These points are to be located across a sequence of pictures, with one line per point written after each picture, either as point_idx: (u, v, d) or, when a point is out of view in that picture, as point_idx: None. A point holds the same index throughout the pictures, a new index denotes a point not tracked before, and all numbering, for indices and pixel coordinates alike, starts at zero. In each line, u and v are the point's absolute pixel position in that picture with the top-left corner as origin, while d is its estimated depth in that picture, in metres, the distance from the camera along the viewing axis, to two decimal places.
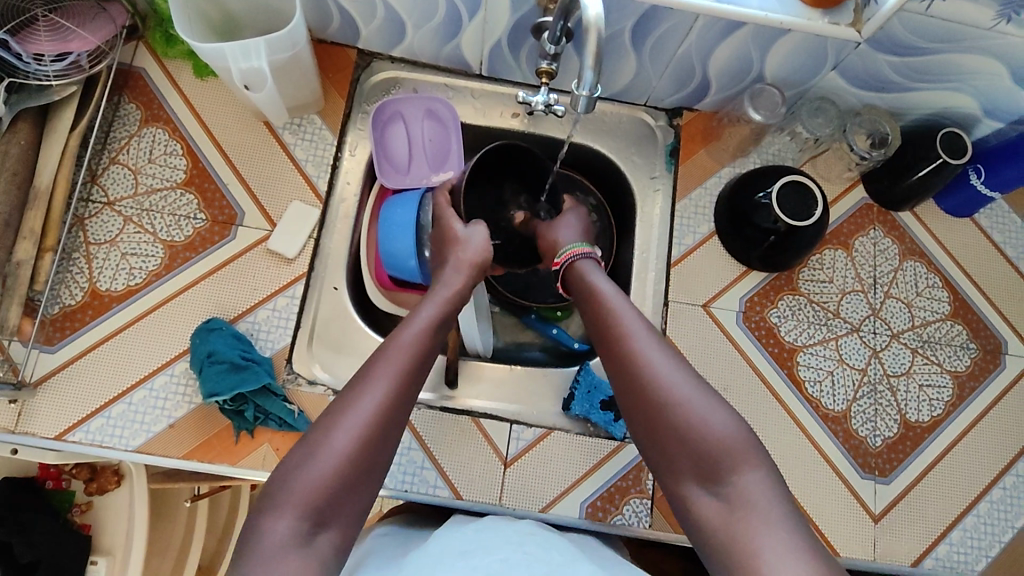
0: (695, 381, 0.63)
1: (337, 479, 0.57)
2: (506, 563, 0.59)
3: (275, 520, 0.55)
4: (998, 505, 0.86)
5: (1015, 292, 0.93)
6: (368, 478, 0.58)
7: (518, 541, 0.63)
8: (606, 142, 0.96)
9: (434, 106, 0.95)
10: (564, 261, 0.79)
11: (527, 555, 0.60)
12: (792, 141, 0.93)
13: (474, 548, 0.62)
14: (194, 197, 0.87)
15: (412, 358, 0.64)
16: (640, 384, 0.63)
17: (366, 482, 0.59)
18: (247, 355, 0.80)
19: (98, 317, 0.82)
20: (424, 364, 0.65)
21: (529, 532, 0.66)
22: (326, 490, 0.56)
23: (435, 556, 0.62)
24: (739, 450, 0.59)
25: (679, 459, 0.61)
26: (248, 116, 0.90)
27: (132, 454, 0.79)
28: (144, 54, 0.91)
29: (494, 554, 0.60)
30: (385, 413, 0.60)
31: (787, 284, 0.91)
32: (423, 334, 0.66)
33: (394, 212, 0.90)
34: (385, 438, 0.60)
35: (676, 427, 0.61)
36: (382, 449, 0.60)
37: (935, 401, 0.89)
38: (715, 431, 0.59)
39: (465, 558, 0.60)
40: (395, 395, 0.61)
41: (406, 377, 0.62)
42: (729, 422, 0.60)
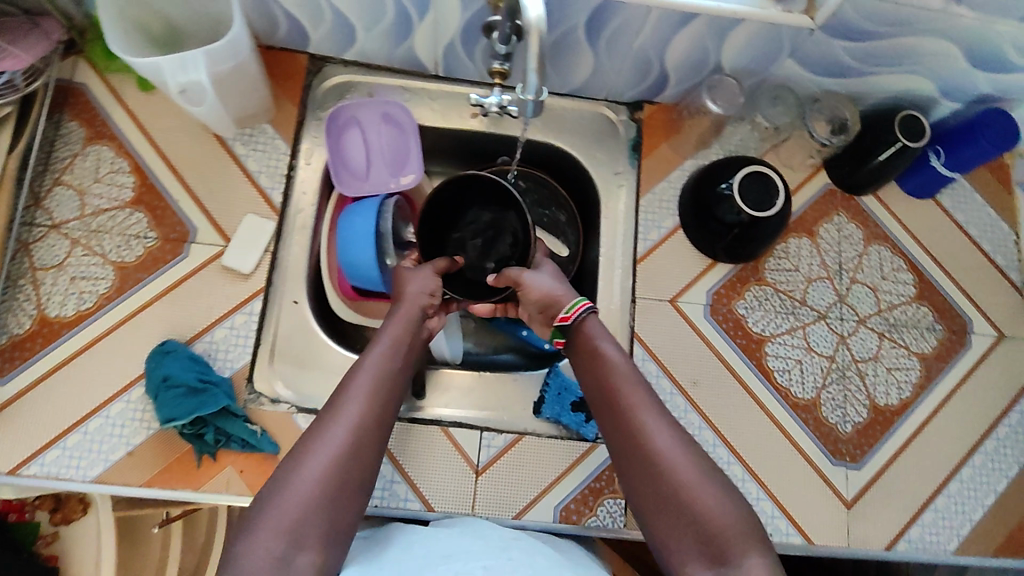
0: (695, 454, 0.62)
1: (318, 498, 0.58)
2: (489, 569, 0.59)
3: (252, 540, 0.55)
4: (968, 484, 0.87)
5: (977, 272, 0.94)
6: (347, 498, 0.59)
7: (503, 548, 0.65)
8: (568, 139, 0.95)
9: (390, 110, 0.92)
10: (571, 318, 0.74)
11: (511, 560, 0.62)
12: (753, 131, 0.92)
13: (456, 552, 0.63)
14: (143, 215, 0.84)
15: (386, 377, 0.67)
16: (638, 452, 0.63)
17: (345, 506, 0.59)
18: (204, 378, 0.78)
19: (48, 346, 0.80)
20: (396, 382, 0.68)
21: (513, 537, 0.68)
22: (305, 508, 0.57)
23: (417, 560, 0.62)
24: (735, 528, 0.58)
25: (672, 531, 0.60)
26: (197, 128, 0.87)
27: (91, 485, 0.76)
28: (83, 68, 0.87)
29: (477, 561, 0.60)
30: (363, 432, 0.62)
31: (753, 275, 0.90)
32: (392, 353, 0.70)
33: (352, 220, 0.88)
34: (365, 457, 0.61)
35: (674, 500, 0.60)
36: (363, 469, 0.61)
37: (903, 384, 0.89)
38: (711, 508, 0.59)
39: (447, 562, 0.61)
40: (372, 413, 0.64)
41: (381, 397, 0.65)
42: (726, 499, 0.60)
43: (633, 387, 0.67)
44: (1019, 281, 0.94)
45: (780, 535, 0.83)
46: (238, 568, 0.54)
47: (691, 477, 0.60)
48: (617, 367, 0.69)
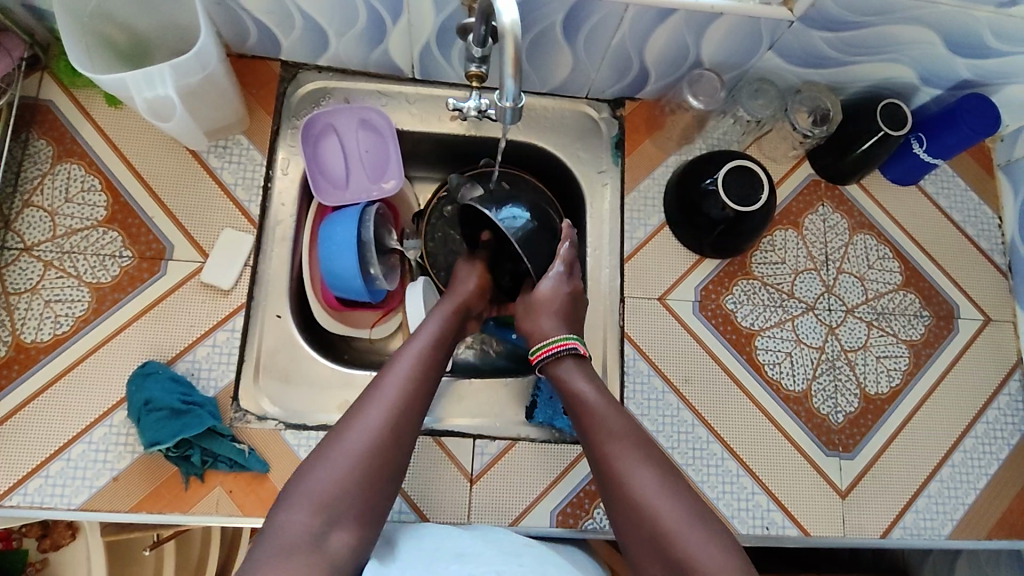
0: (680, 496, 0.65)
1: (354, 479, 0.62)
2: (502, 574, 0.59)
3: (292, 514, 0.60)
4: (960, 468, 0.87)
5: (962, 257, 0.94)
6: (381, 483, 0.64)
7: (513, 554, 0.64)
8: (550, 138, 0.94)
9: (367, 116, 0.90)
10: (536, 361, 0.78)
11: (523, 566, 0.61)
12: (735, 125, 0.91)
13: (470, 553, 0.63)
14: (118, 234, 0.82)
15: (424, 366, 0.72)
16: (626, 496, 0.66)
17: (379, 489, 0.63)
18: (187, 399, 0.76)
19: (25, 372, 0.77)
20: (435, 368, 0.73)
21: (527, 543, 0.67)
22: (340, 490, 0.61)
23: (432, 553, 0.64)
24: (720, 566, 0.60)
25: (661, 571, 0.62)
26: (170, 142, 0.85)
27: (76, 513, 0.75)
28: (49, 85, 0.85)
29: (491, 565, 0.60)
30: (403, 414, 0.67)
31: (741, 269, 0.89)
32: (434, 345, 0.75)
33: (334, 230, 0.86)
34: (400, 440, 0.66)
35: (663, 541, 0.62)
36: (401, 448, 0.66)
37: (892, 371, 0.89)
38: (696, 548, 0.61)
39: (460, 562, 0.62)
40: (409, 401, 0.68)
41: (418, 388, 0.70)
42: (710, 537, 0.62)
43: (619, 430, 0.70)
44: (1003, 264, 0.94)
45: (776, 528, 0.83)
46: (276, 539, 0.59)
47: (676, 519, 0.63)
48: (599, 410, 0.71)
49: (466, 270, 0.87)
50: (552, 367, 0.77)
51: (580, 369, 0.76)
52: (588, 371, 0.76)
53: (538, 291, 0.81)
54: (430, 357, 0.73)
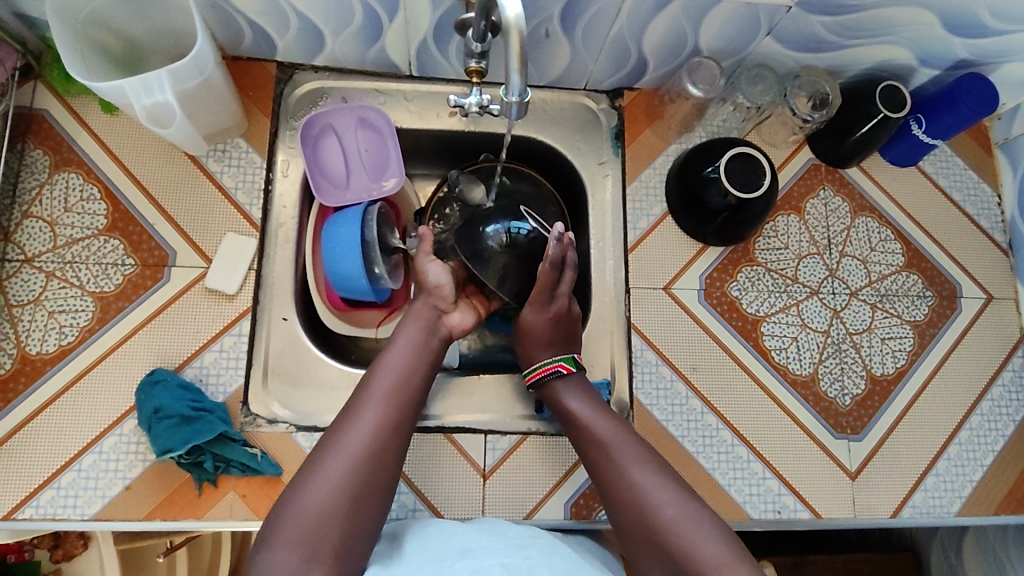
0: (677, 496, 0.67)
1: (332, 506, 0.62)
2: (507, 567, 0.60)
3: (274, 548, 0.60)
4: (967, 446, 0.88)
5: (962, 237, 0.94)
6: (361, 507, 0.64)
7: (519, 546, 0.64)
8: (551, 132, 0.93)
9: (365, 114, 0.89)
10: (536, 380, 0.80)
11: (529, 559, 0.62)
12: (735, 111, 0.91)
13: (475, 548, 0.63)
14: (120, 242, 0.81)
15: (395, 385, 0.72)
16: (624, 505, 0.68)
17: (362, 513, 0.63)
18: (197, 405, 0.76)
19: (31, 384, 0.77)
20: (411, 386, 0.73)
21: (531, 535, 0.68)
22: (321, 518, 0.61)
23: (437, 553, 0.64)
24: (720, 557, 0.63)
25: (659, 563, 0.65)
26: (168, 148, 0.84)
27: (90, 523, 0.75)
28: (43, 93, 0.84)
29: (496, 559, 0.61)
30: (379, 437, 0.67)
31: (744, 256, 0.90)
32: (408, 361, 0.75)
33: (336, 231, 0.85)
34: (378, 462, 0.66)
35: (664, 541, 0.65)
36: (378, 469, 0.66)
37: (898, 352, 0.90)
38: (695, 545, 0.63)
39: (465, 558, 0.62)
40: (387, 421, 0.69)
41: (396, 406, 0.70)
42: (709, 533, 0.64)
43: (610, 442, 0.72)
44: (1003, 242, 0.95)
45: (788, 512, 0.83)
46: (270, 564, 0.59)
47: (675, 520, 0.65)
48: (582, 418, 0.76)
49: (428, 265, 0.81)
50: (544, 388, 0.80)
51: (567, 389, 0.79)
52: (577, 388, 0.79)
53: (522, 321, 0.84)
54: (403, 373, 0.73)
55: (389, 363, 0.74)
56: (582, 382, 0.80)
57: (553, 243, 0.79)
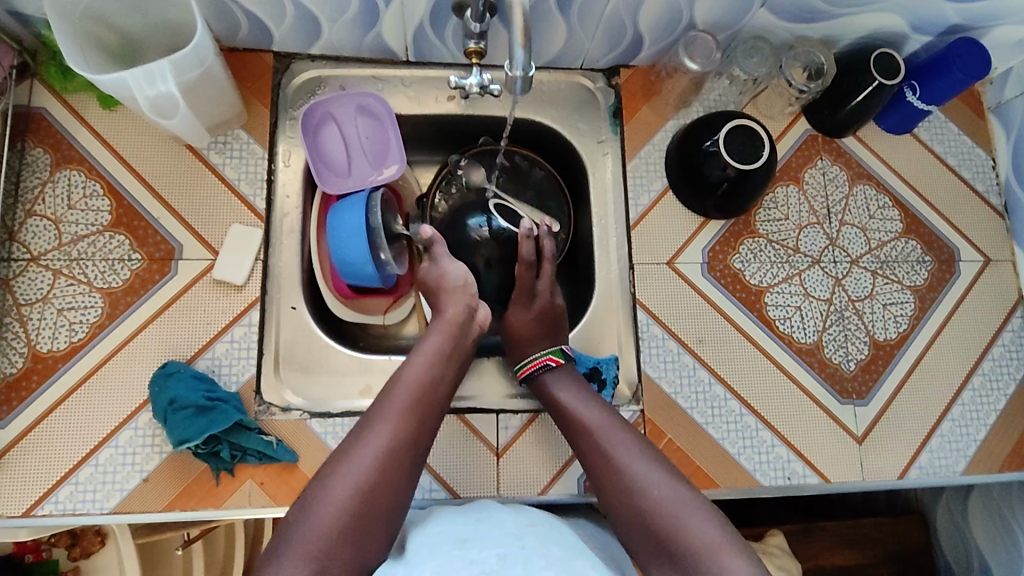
0: (670, 480, 0.68)
1: (342, 521, 0.61)
2: (503, 558, 0.59)
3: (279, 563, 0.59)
4: (970, 407, 0.89)
5: (959, 201, 0.96)
6: (371, 521, 0.62)
7: (517, 537, 0.64)
8: (549, 113, 0.94)
9: (364, 102, 0.89)
10: (530, 373, 0.80)
11: (525, 549, 0.61)
12: (731, 85, 0.92)
13: (473, 537, 0.63)
14: (125, 237, 0.81)
15: (418, 398, 0.70)
16: (617, 493, 0.68)
17: (368, 526, 0.62)
18: (212, 395, 0.77)
19: (44, 382, 0.77)
20: (427, 396, 0.71)
21: (528, 523, 0.67)
22: (329, 532, 0.60)
23: (436, 540, 0.64)
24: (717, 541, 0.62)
25: (658, 551, 0.64)
26: (169, 141, 0.84)
27: (110, 516, 0.75)
28: (41, 92, 0.83)
29: (492, 549, 0.60)
30: (388, 450, 0.66)
31: (746, 228, 0.91)
32: (434, 374, 0.73)
33: (341, 218, 0.86)
34: (392, 476, 0.65)
35: (659, 527, 0.65)
36: (391, 483, 0.64)
37: (900, 317, 0.91)
38: (692, 535, 0.63)
39: (462, 547, 0.62)
40: (399, 434, 0.67)
41: (410, 419, 0.68)
42: (704, 519, 0.64)
43: (601, 432, 0.72)
44: (999, 205, 0.96)
45: (797, 478, 0.85)
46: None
47: (669, 505, 0.65)
48: (575, 411, 0.76)
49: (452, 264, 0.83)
50: (533, 383, 0.81)
51: (556, 380, 0.79)
52: (567, 379, 0.79)
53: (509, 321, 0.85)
54: (426, 386, 0.71)
55: (410, 374, 0.72)
56: (570, 372, 0.80)
57: (527, 241, 0.82)
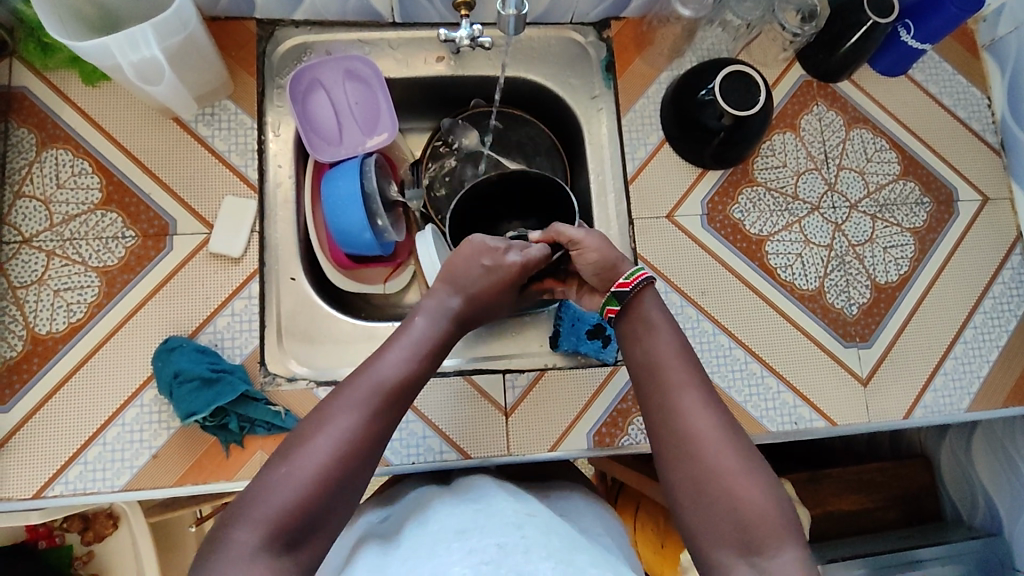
0: (727, 434, 0.59)
1: (320, 490, 0.54)
2: (504, 547, 0.54)
3: (247, 532, 0.51)
4: (972, 344, 0.90)
5: (956, 141, 0.95)
6: (351, 489, 0.55)
7: (516, 526, 0.57)
8: (541, 70, 0.93)
9: (352, 66, 0.88)
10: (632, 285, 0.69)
11: (525, 538, 0.55)
12: (724, 32, 0.91)
13: (472, 527, 0.58)
14: (117, 215, 0.80)
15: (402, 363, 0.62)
16: (666, 449, 0.60)
17: (343, 494, 0.55)
18: (215, 367, 0.76)
19: (46, 364, 0.76)
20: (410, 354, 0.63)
21: (528, 513, 0.61)
22: (308, 502, 0.53)
23: (433, 535, 0.59)
24: (774, 521, 0.55)
25: (698, 502, 0.57)
26: (155, 115, 0.82)
27: (121, 494, 0.75)
28: (20, 70, 0.82)
29: (492, 537, 0.55)
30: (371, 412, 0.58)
31: (744, 178, 0.90)
32: (420, 338, 0.65)
33: (336, 185, 0.85)
34: (375, 443, 0.58)
35: (706, 496, 0.56)
36: (370, 447, 0.57)
37: (900, 259, 0.91)
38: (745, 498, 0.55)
39: (461, 539, 0.57)
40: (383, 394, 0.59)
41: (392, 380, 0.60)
42: (762, 487, 0.56)
43: (661, 366, 0.64)
44: (995, 142, 0.96)
45: (804, 422, 0.86)
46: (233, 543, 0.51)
47: (728, 473, 0.57)
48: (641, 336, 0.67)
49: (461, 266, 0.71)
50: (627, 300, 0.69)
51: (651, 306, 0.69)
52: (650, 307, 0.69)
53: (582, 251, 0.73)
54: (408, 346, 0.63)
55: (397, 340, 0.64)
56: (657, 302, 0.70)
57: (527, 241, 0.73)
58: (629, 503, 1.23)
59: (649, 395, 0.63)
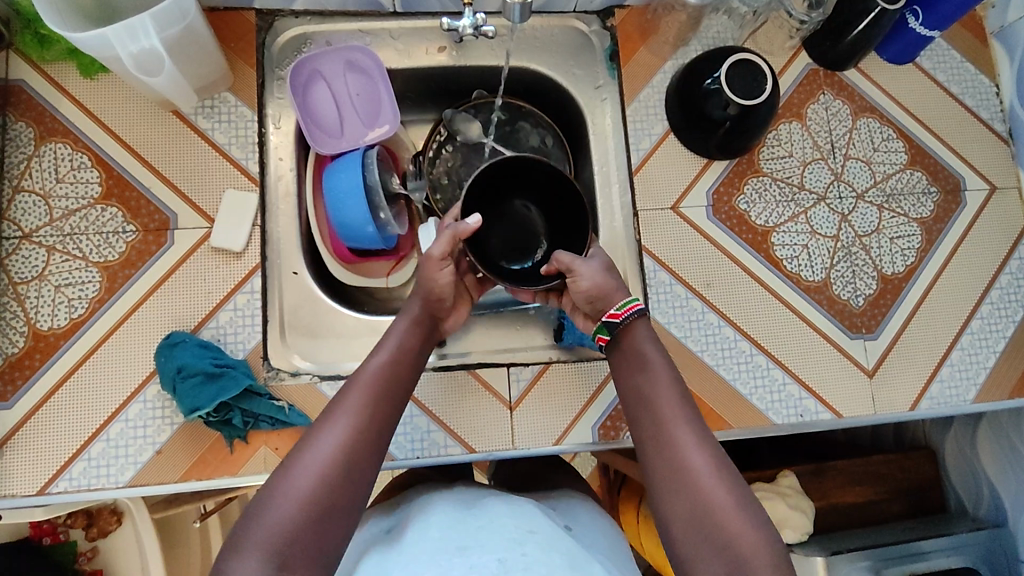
0: (719, 463, 0.59)
1: (307, 516, 0.55)
2: (503, 563, 0.55)
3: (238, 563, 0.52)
4: (979, 335, 0.89)
5: (964, 129, 0.94)
6: (340, 514, 0.56)
7: (517, 542, 0.59)
8: (544, 59, 0.92)
9: (353, 57, 0.87)
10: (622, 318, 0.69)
11: (525, 556, 0.57)
12: (730, 20, 0.90)
13: (473, 543, 0.58)
14: (117, 209, 0.79)
15: (383, 390, 0.64)
16: (657, 479, 0.60)
17: (332, 524, 0.56)
18: (219, 362, 0.76)
19: (48, 360, 0.76)
20: (394, 384, 0.65)
21: (529, 530, 0.61)
22: (298, 529, 0.54)
23: (435, 546, 0.59)
24: (763, 554, 0.54)
25: (690, 534, 0.57)
26: (154, 107, 0.81)
27: (126, 489, 0.75)
28: (18, 63, 0.80)
29: (493, 553, 0.56)
30: (358, 442, 0.59)
31: (750, 167, 0.89)
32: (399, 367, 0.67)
33: (337, 178, 0.84)
34: (362, 472, 0.58)
35: (697, 528, 0.56)
36: (359, 476, 0.58)
37: (907, 251, 0.90)
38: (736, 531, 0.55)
39: (463, 554, 0.57)
40: (368, 425, 0.61)
41: (377, 410, 0.62)
42: (752, 520, 0.56)
43: (653, 394, 0.64)
44: (1004, 131, 0.95)
45: (810, 414, 0.85)
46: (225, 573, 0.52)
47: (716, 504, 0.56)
48: (631, 362, 0.68)
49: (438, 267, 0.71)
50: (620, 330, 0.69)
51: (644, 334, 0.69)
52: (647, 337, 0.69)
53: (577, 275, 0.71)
54: (391, 375, 0.65)
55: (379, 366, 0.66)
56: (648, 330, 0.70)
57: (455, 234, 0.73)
58: (632, 497, 1.22)
59: (639, 425, 0.64)
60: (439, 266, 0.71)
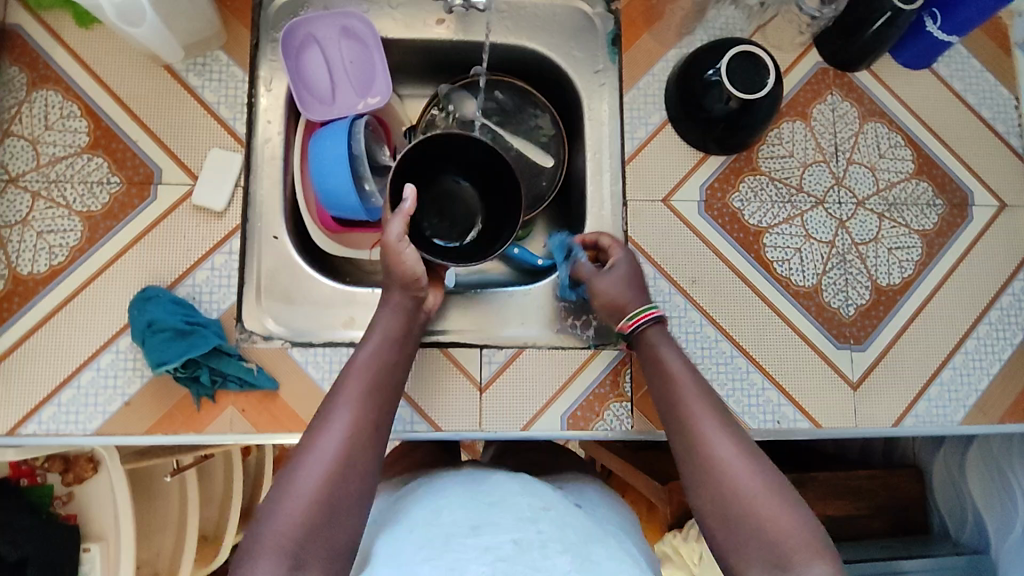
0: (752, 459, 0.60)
1: (315, 513, 0.56)
2: (519, 543, 0.55)
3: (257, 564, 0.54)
4: (973, 355, 0.86)
5: (977, 142, 0.90)
6: (344, 510, 0.58)
7: (529, 518, 0.58)
8: (544, 39, 0.90)
9: (349, 23, 0.86)
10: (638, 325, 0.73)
11: (542, 533, 0.56)
12: (738, 11, 0.87)
13: (484, 522, 0.57)
14: (103, 159, 0.79)
15: (378, 380, 0.65)
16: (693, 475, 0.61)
17: (340, 521, 0.57)
18: (190, 319, 0.76)
19: (26, 304, 0.77)
20: (387, 374, 0.67)
21: (544, 505, 0.61)
22: (305, 527, 0.56)
23: (444, 529, 0.58)
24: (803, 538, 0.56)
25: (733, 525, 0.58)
26: (147, 60, 0.81)
27: (92, 438, 0.76)
28: (16, 8, 0.81)
29: (507, 534, 0.56)
30: (355, 435, 0.61)
31: (747, 165, 0.87)
32: (392, 359, 0.68)
33: (323, 146, 0.83)
34: (362, 465, 0.60)
35: (733, 529, 0.58)
36: (360, 470, 0.60)
37: (905, 263, 0.87)
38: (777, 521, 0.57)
39: (475, 535, 0.56)
40: (363, 418, 0.62)
41: (372, 400, 0.64)
42: (790, 509, 0.57)
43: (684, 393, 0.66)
44: (1019, 147, 0.91)
45: (787, 422, 0.83)
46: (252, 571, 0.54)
47: (752, 500, 0.58)
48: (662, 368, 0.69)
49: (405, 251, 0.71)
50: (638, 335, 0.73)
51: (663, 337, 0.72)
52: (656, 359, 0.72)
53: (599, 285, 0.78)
54: (384, 367, 0.67)
55: (375, 357, 0.67)
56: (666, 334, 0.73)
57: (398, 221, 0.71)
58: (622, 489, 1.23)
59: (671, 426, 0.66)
60: (402, 245, 0.71)
